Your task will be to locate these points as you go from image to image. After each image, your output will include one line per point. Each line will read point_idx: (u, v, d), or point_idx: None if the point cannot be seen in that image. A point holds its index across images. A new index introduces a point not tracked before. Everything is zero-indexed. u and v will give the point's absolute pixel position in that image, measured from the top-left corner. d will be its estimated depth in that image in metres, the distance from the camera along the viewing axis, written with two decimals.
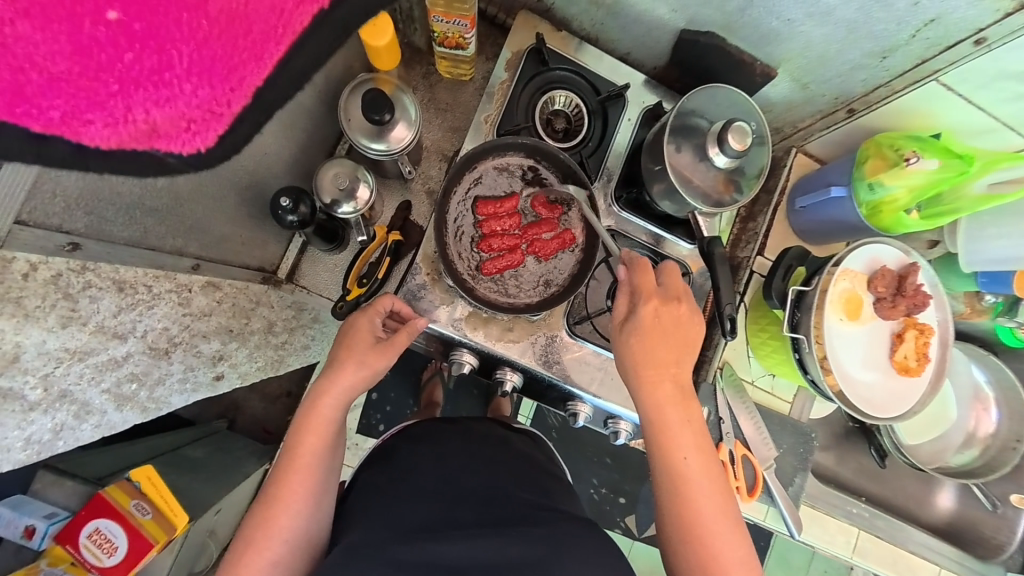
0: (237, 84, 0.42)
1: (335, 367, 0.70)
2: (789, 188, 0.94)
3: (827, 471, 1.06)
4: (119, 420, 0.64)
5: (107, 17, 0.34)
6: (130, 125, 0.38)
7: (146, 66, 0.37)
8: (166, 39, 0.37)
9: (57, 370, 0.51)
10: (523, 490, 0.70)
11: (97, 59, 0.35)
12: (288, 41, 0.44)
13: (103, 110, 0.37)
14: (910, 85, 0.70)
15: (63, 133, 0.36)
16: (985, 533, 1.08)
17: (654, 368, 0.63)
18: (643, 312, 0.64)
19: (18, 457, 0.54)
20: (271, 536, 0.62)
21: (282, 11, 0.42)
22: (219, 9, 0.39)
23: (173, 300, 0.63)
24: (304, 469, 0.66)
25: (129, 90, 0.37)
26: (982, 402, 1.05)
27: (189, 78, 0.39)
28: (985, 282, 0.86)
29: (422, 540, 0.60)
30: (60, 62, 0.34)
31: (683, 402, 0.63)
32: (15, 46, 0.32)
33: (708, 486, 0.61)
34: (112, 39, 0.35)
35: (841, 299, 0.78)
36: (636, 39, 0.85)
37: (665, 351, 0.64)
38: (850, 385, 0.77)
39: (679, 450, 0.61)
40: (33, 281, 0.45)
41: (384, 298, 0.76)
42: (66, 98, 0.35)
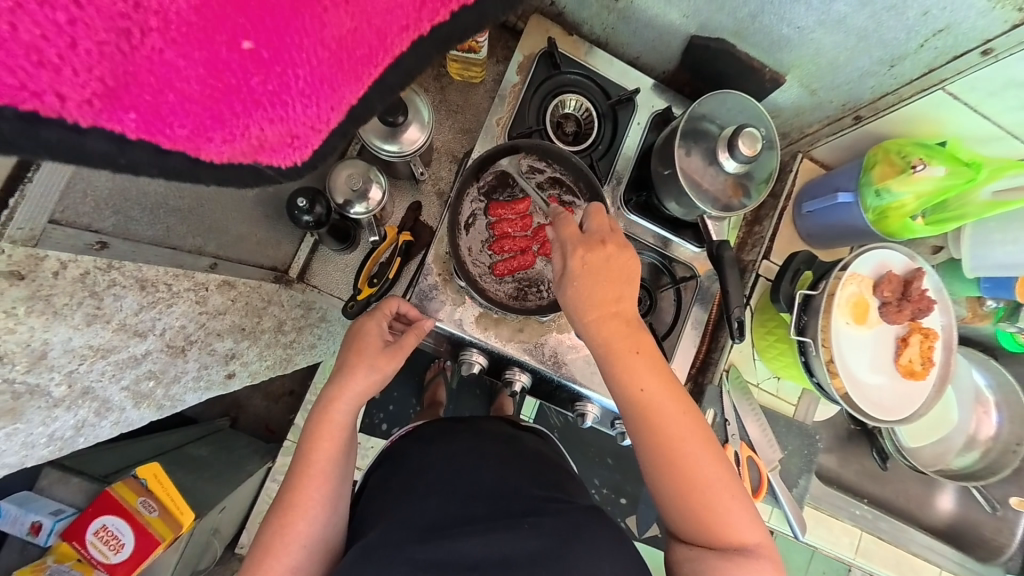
0: (337, 102, 0.43)
1: (345, 373, 0.70)
2: (795, 192, 0.95)
3: (830, 472, 1.07)
4: (136, 418, 0.65)
5: (241, 45, 0.34)
6: (244, 142, 0.39)
7: (269, 88, 0.37)
8: (288, 62, 0.37)
9: (81, 367, 0.51)
10: (534, 485, 0.70)
11: (228, 82, 0.35)
12: (385, 63, 0.44)
13: (224, 129, 0.37)
14: (917, 93, 0.71)
15: (186, 149, 0.36)
16: (984, 535, 1.09)
17: (599, 314, 0.61)
18: (571, 263, 0.61)
19: (42, 453, 0.53)
20: (290, 544, 0.63)
21: (384, 35, 0.42)
22: (334, 35, 0.38)
23: (190, 299, 0.63)
24: (319, 475, 0.66)
25: (250, 110, 0.37)
26: (983, 406, 1.06)
27: (302, 99, 0.40)
28: (989, 287, 0.88)
29: (436, 538, 0.61)
30: (195, 85, 0.34)
31: (636, 336, 0.62)
32: (161, 71, 0.32)
33: (682, 417, 0.60)
34: (243, 65, 0.35)
35: (848, 303, 0.79)
36: (645, 43, 0.86)
37: (609, 292, 0.61)
38: (858, 388, 0.78)
39: (644, 388, 0.60)
40: (62, 278, 0.45)
41: (391, 301, 0.77)
42: (194, 117, 0.35)
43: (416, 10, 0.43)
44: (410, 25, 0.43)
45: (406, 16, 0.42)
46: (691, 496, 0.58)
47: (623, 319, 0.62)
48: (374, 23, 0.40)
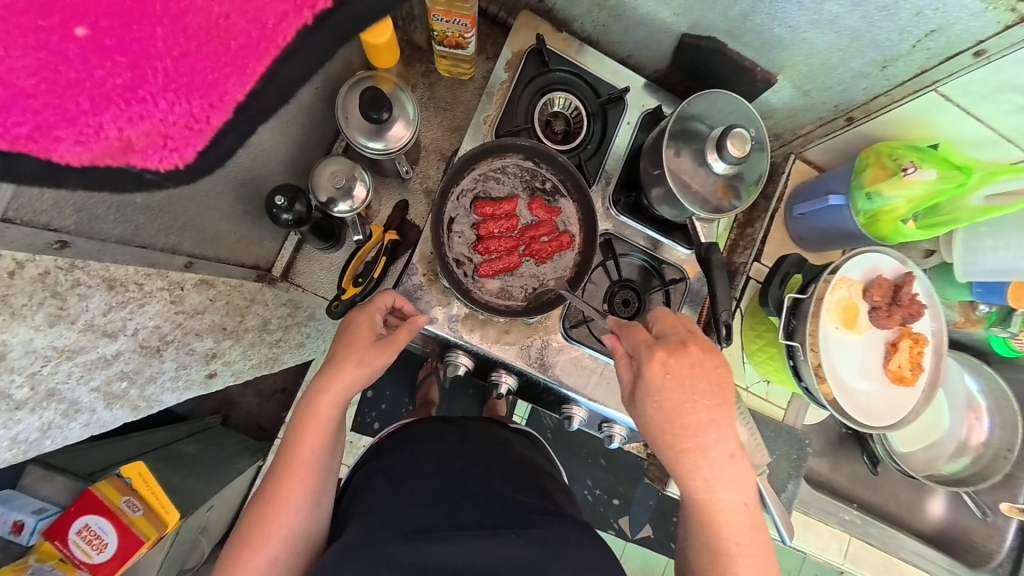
0: (217, 98, 0.40)
1: (335, 366, 0.68)
2: (787, 194, 0.93)
3: (820, 477, 1.06)
4: (109, 418, 0.64)
5: (76, 33, 0.35)
6: (103, 142, 0.38)
7: (118, 81, 0.37)
8: (139, 53, 0.37)
9: (45, 368, 0.51)
10: (515, 489, 0.70)
11: (67, 75, 0.35)
12: (275, 54, 0.41)
13: (73, 126, 0.37)
14: (910, 94, 0.69)
15: (33, 150, 0.36)
16: (975, 541, 1.08)
17: (688, 440, 0.58)
18: (651, 374, 0.60)
19: (3, 456, 0.53)
20: (270, 534, 0.62)
21: (264, 25, 0.40)
22: (198, 21, 0.38)
23: (165, 299, 0.63)
24: (303, 467, 0.65)
25: (99, 107, 0.37)
26: (975, 412, 1.05)
27: (165, 92, 0.38)
28: (981, 293, 0.86)
29: (419, 540, 0.60)
30: (28, 77, 0.35)
31: (721, 456, 0.59)
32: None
33: (751, 544, 0.60)
34: (83, 54, 0.35)
35: (838, 308, 0.78)
36: (637, 42, 0.85)
37: (708, 420, 0.58)
38: (845, 393, 0.77)
39: (725, 514, 0.59)
40: (19, 278, 0.44)
41: (385, 295, 0.76)
42: (33, 114, 0.35)
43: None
44: (291, 10, 0.40)
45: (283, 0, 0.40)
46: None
47: (712, 446, 0.58)
48: (248, 11, 0.39)
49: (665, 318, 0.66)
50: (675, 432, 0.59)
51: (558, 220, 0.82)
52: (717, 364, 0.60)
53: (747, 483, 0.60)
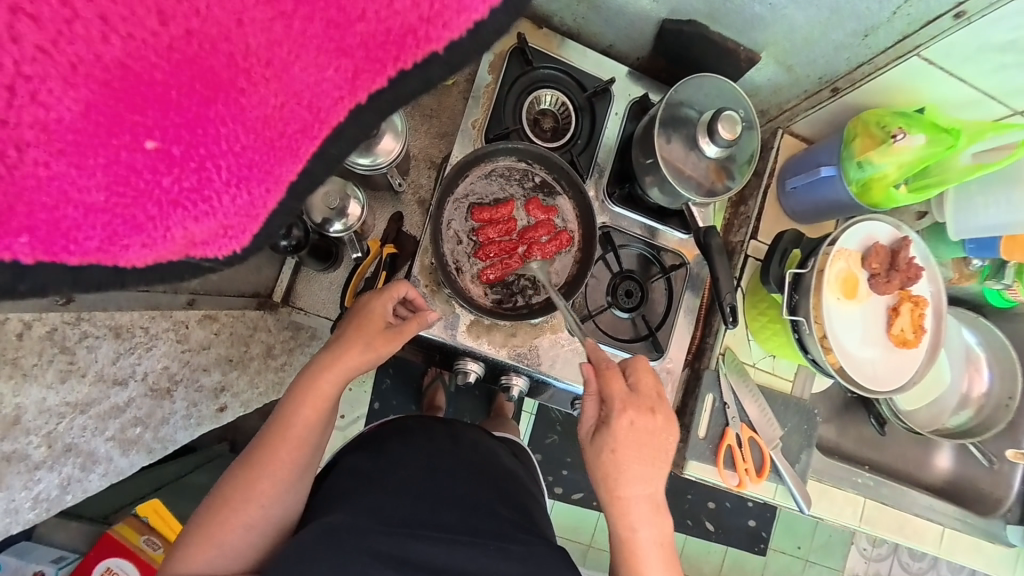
0: (273, 183, 0.44)
1: (341, 346, 0.67)
2: (778, 169, 0.93)
3: (829, 443, 1.09)
4: (126, 465, 0.65)
5: (146, 145, 0.38)
6: (169, 242, 0.42)
7: (183, 184, 0.40)
8: (204, 157, 0.40)
9: (60, 426, 0.58)
10: (503, 503, 0.70)
11: (134, 185, 0.38)
12: (324, 134, 0.45)
13: (141, 233, 0.40)
14: (892, 62, 0.69)
15: (101, 258, 0.40)
16: (984, 489, 1.12)
17: (621, 488, 0.62)
18: (616, 425, 0.62)
19: (28, 516, 0.58)
20: (251, 498, 0.62)
21: (318, 109, 0.43)
22: (258, 115, 0.41)
23: (172, 339, 0.67)
24: (295, 441, 0.64)
25: (166, 211, 0.40)
26: (975, 364, 1.07)
27: (226, 187, 0.42)
28: (973, 249, 0.87)
29: (403, 534, 0.60)
30: (96, 194, 0.37)
31: (645, 513, 0.63)
32: (53, 186, 0.36)
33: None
34: (150, 164, 0.38)
35: (838, 280, 0.79)
36: (618, 31, 0.84)
37: (640, 474, 0.62)
38: (850, 360, 0.79)
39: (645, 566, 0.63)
40: (26, 339, 0.53)
41: (401, 284, 0.72)
42: (103, 226, 0.39)
43: (349, 79, 0.43)
44: (345, 94, 0.44)
45: (338, 87, 0.43)
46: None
47: (639, 495, 0.63)
48: (303, 99, 0.42)
49: (642, 371, 0.65)
50: (613, 482, 0.62)
51: (556, 219, 0.81)
52: (670, 435, 0.64)
53: (665, 539, 0.64)
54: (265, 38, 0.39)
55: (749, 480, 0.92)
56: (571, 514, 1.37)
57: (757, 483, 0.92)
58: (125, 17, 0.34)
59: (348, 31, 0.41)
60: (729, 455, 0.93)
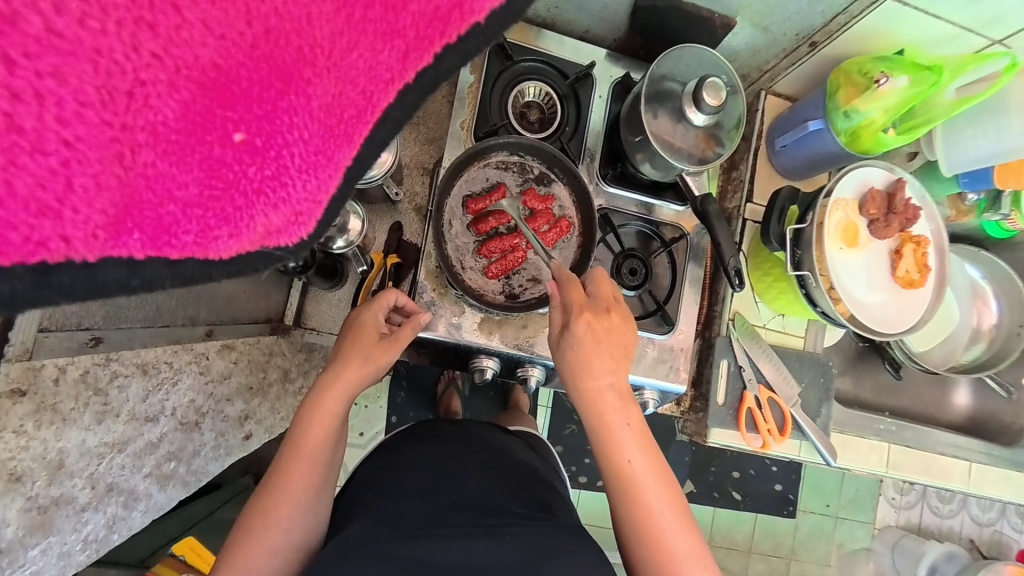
0: (335, 170, 0.40)
1: (340, 361, 0.69)
2: (765, 130, 0.94)
3: (847, 394, 1.10)
4: (165, 500, 0.65)
5: (234, 138, 0.34)
6: (252, 232, 0.37)
7: (265, 173, 0.36)
8: (279, 145, 0.36)
9: (100, 466, 0.53)
10: (513, 501, 0.68)
11: (224, 178, 0.35)
12: (375, 119, 0.42)
13: (229, 224, 0.36)
14: (866, 8, 0.69)
15: (195, 253, 0.36)
16: (1005, 420, 1.13)
17: (589, 379, 0.64)
18: (575, 325, 0.65)
19: (80, 559, 0.54)
20: (271, 523, 0.62)
21: (370, 93, 0.40)
22: (321, 104, 0.37)
23: (194, 371, 0.64)
24: (308, 460, 0.65)
25: (252, 201, 0.36)
26: (981, 298, 1.08)
27: (302, 175, 0.38)
28: (967, 183, 0.89)
29: (418, 537, 0.60)
30: (192, 189, 0.34)
31: (613, 406, 0.64)
32: (157, 184, 0.32)
33: (655, 478, 0.62)
34: (237, 157, 0.35)
35: (838, 230, 0.80)
36: (593, 15, 0.85)
37: (603, 365, 0.64)
38: (859, 307, 0.80)
39: (625, 457, 0.63)
40: (64, 383, 0.47)
41: (388, 293, 0.74)
42: (197, 221, 0.35)
43: (400, 60, 0.40)
44: (395, 76, 0.41)
45: (389, 69, 0.40)
46: (658, 551, 0.60)
47: (606, 386, 0.64)
48: (359, 83, 0.39)
49: (601, 280, 0.70)
50: (581, 377, 0.65)
51: (553, 207, 0.82)
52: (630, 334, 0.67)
53: (639, 428, 0.64)
54: (331, 29, 0.36)
55: (773, 440, 0.92)
56: (599, 501, 1.37)
57: (781, 442, 0.92)
58: (219, 14, 0.32)
59: (401, 11, 0.39)
60: (751, 418, 0.93)
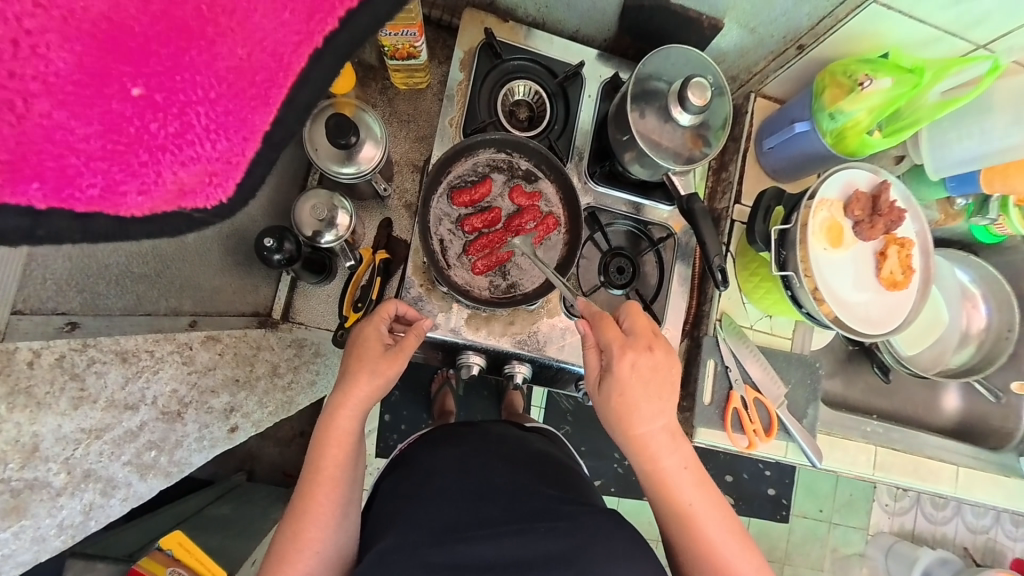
0: (250, 133, 0.43)
1: (348, 378, 0.67)
2: (755, 132, 0.94)
3: (836, 395, 1.11)
4: (145, 490, 0.65)
5: (132, 93, 0.36)
6: (163, 189, 0.40)
7: (170, 131, 0.38)
8: (184, 103, 0.39)
9: (77, 452, 0.53)
10: (544, 483, 0.70)
11: (127, 134, 0.37)
12: (292, 82, 0.44)
13: (137, 178, 0.38)
14: (852, 11, 0.69)
15: (105, 207, 0.38)
16: (993, 423, 1.13)
17: (638, 424, 0.64)
18: (621, 370, 0.64)
19: (54, 544, 0.54)
20: (301, 548, 0.62)
21: (281, 56, 0.42)
22: (228, 65, 0.40)
23: (177, 361, 0.63)
24: (330, 481, 0.65)
25: (157, 156, 0.39)
26: (971, 301, 1.09)
27: (210, 135, 0.40)
28: (956, 186, 0.89)
29: (451, 541, 0.60)
30: (94, 141, 0.36)
31: (661, 443, 0.64)
32: (56, 135, 0.35)
33: (710, 507, 0.63)
34: (138, 113, 0.37)
35: (822, 229, 0.80)
36: (582, 15, 0.86)
37: (652, 409, 0.64)
38: (843, 307, 0.80)
39: (679, 490, 0.63)
40: (38, 367, 0.47)
41: (387, 304, 0.74)
42: (102, 173, 0.37)
43: (306, 21, 0.42)
44: (305, 39, 0.42)
45: (297, 31, 0.42)
46: (720, 575, 0.62)
47: (656, 429, 0.64)
48: (266, 46, 0.41)
49: (635, 313, 0.69)
50: (630, 422, 0.64)
51: (539, 203, 0.82)
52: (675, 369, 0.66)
53: (688, 457, 0.65)
54: None
55: (759, 440, 0.92)
56: None
57: (768, 442, 0.92)
58: None
59: None
60: (736, 418, 0.94)
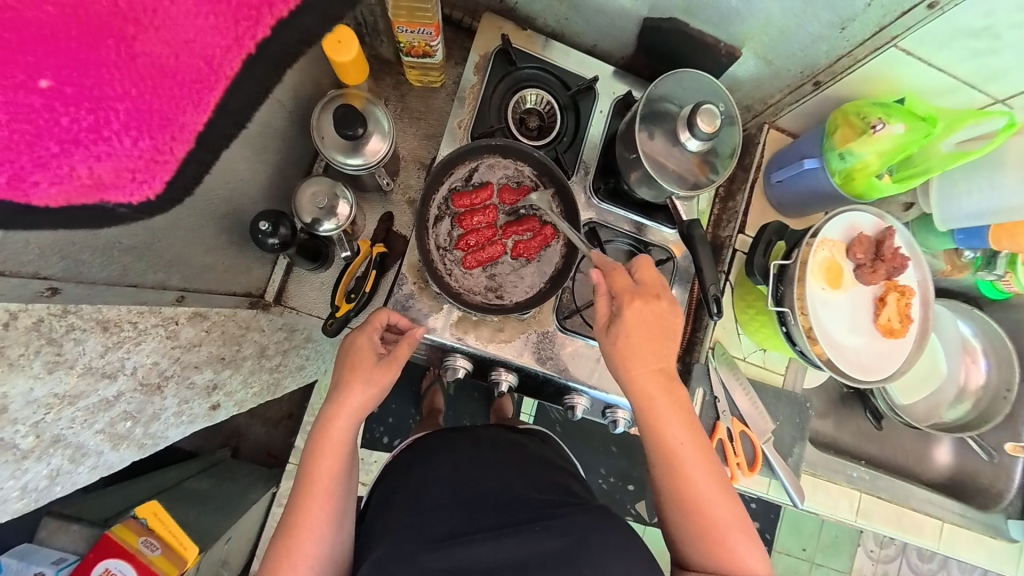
0: (175, 130, 0.52)
1: (342, 390, 0.67)
2: (764, 163, 0.94)
3: (824, 437, 1.08)
4: (116, 460, 0.66)
5: (40, 85, 0.37)
6: (75, 181, 0.43)
7: (83, 125, 0.42)
8: (99, 98, 0.42)
9: (47, 416, 0.52)
10: (532, 487, 0.66)
11: (35, 125, 0.38)
12: (220, 86, 0.56)
13: (47, 170, 0.41)
14: (871, 53, 0.68)
15: (13, 196, 0.39)
16: (984, 482, 1.10)
17: (636, 363, 0.64)
18: (629, 310, 0.64)
19: (15, 507, 0.54)
20: (297, 564, 0.61)
21: (211, 61, 0.52)
22: (148, 62, 0.45)
23: (161, 334, 0.63)
24: (323, 493, 0.64)
25: (69, 149, 0.41)
26: (971, 354, 1.06)
27: (123, 130, 0.45)
28: (962, 239, 0.88)
29: (449, 545, 0.59)
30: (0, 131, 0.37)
31: (660, 387, 0.64)
32: None
33: (698, 454, 0.62)
34: (47, 105, 0.38)
35: (822, 269, 0.79)
36: (600, 30, 0.85)
37: (650, 350, 0.64)
38: (838, 350, 0.79)
39: (671, 434, 0.63)
40: (13, 329, 0.45)
41: (380, 314, 0.74)
42: (9, 163, 0.38)
43: (232, 28, 0.53)
44: (230, 44, 0.54)
45: (223, 39, 0.52)
46: (702, 521, 0.60)
47: (654, 372, 0.64)
48: (191, 51, 0.49)
49: (646, 267, 0.69)
50: (630, 361, 0.64)
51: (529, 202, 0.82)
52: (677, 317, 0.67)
53: (683, 403, 0.65)
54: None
55: (741, 474, 0.90)
56: None
57: (750, 477, 0.90)
58: None
59: None
60: (720, 449, 0.91)
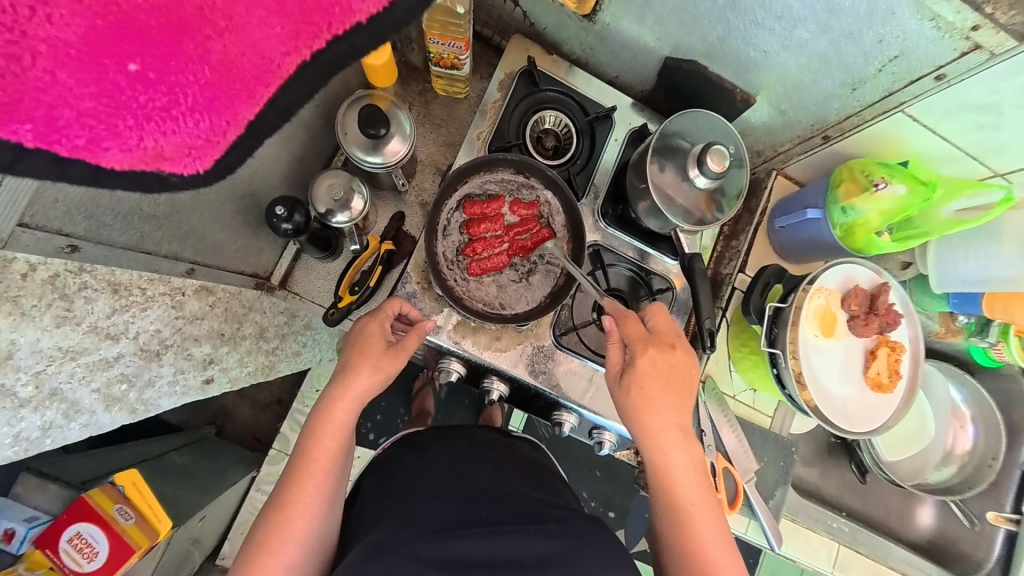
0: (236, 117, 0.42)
1: (349, 373, 0.68)
2: (770, 208, 0.96)
3: (809, 485, 1.07)
4: (108, 421, 0.67)
5: (128, 67, 0.36)
6: (140, 152, 0.39)
7: (157, 105, 0.38)
8: (176, 82, 0.38)
9: (48, 368, 0.55)
10: (529, 485, 0.69)
11: (116, 100, 0.37)
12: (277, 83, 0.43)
13: (118, 138, 0.38)
14: (879, 114, 0.70)
15: (84, 157, 0.38)
16: (965, 550, 1.09)
17: (654, 418, 0.65)
18: (645, 363, 0.65)
19: (6, 453, 0.57)
20: (287, 539, 0.62)
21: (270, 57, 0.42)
22: (223, 59, 0.39)
23: (166, 304, 0.67)
24: (319, 473, 0.65)
25: (140, 124, 0.38)
26: (960, 419, 1.06)
27: (194, 115, 0.40)
28: (957, 303, 0.88)
29: (444, 537, 0.58)
30: (85, 101, 0.36)
31: (675, 442, 0.65)
32: (52, 90, 0.35)
33: (708, 511, 0.64)
34: (131, 84, 0.37)
35: (816, 316, 0.80)
36: (623, 63, 0.88)
37: (668, 405, 0.65)
38: (825, 398, 0.80)
39: (685, 491, 0.64)
40: (30, 281, 0.49)
41: (393, 302, 0.76)
42: (89, 130, 0.37)
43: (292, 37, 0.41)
44: (291, 51, 0.42)
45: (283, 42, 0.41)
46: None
47: (671, 427, 0.65)
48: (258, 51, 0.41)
49: (658, 315, 0.70)
50: (645, 414, 0.65)
51: (540, 215, 0.84)
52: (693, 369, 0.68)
53: (698, 457, 0.66)
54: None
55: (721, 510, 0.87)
56: None
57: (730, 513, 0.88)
58: None
59: None
60: None
